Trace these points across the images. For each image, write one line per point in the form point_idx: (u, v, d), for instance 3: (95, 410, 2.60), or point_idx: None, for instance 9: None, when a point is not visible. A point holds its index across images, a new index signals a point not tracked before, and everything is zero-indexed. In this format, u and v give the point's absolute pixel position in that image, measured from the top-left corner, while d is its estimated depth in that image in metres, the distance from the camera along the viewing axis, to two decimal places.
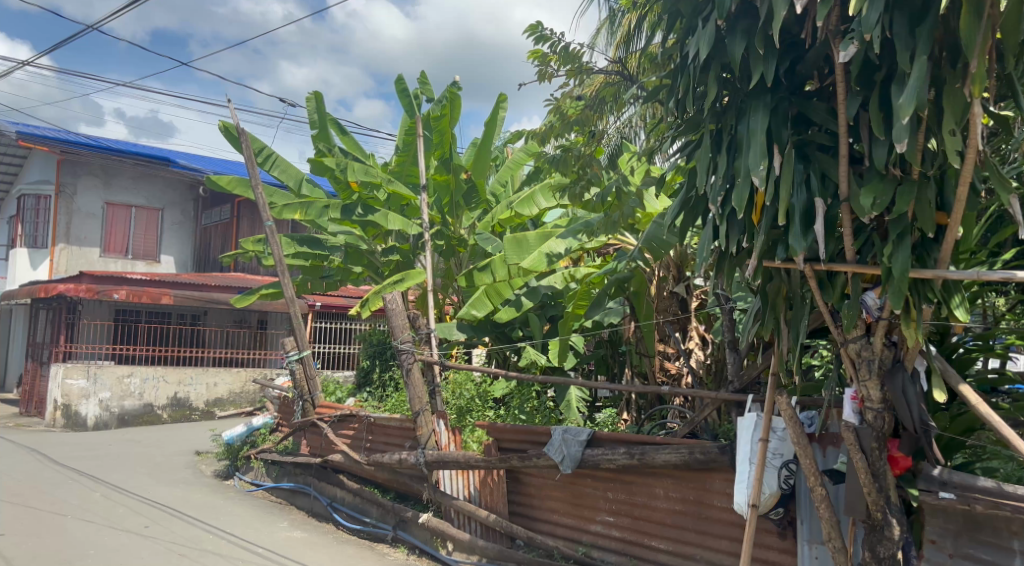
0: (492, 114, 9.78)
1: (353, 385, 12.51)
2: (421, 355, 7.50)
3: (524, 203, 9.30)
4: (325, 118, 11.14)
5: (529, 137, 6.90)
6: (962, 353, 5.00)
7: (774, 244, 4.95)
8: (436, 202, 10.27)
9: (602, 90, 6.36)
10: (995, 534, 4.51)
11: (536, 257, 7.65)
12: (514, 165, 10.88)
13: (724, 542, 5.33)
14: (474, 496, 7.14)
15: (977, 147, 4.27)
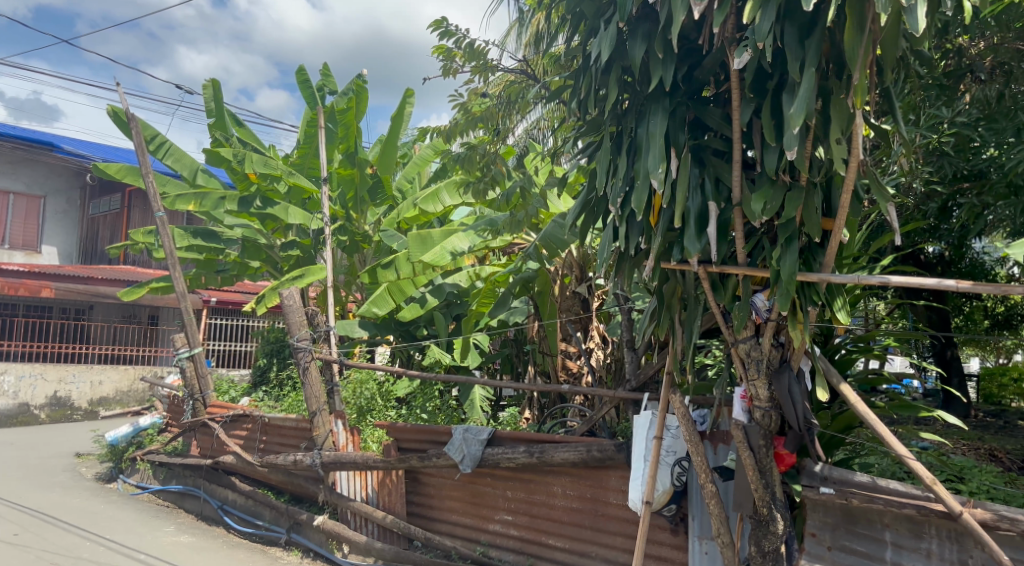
0: (400, 109, 9.67)
1: (248, 384, 12.15)
2: (320, 354, 7.30)
3: (428, 199, 9.22)
4: (223, 107, 10.77)
5: (433, 134, 6.83)
6: (843, 355, 5.24)
7: (670, 246, 5.04)
8: (340, 196, 10.18)
9: (509, 89, 6.34)
10: (870, 526, 4.75)
11: (440, 252, 7.60)
12: (421, 161, 10.81)
13: (618, 539, 5.40)
14: (372, 496, 7.02)
15: (858, 157, 4.46)
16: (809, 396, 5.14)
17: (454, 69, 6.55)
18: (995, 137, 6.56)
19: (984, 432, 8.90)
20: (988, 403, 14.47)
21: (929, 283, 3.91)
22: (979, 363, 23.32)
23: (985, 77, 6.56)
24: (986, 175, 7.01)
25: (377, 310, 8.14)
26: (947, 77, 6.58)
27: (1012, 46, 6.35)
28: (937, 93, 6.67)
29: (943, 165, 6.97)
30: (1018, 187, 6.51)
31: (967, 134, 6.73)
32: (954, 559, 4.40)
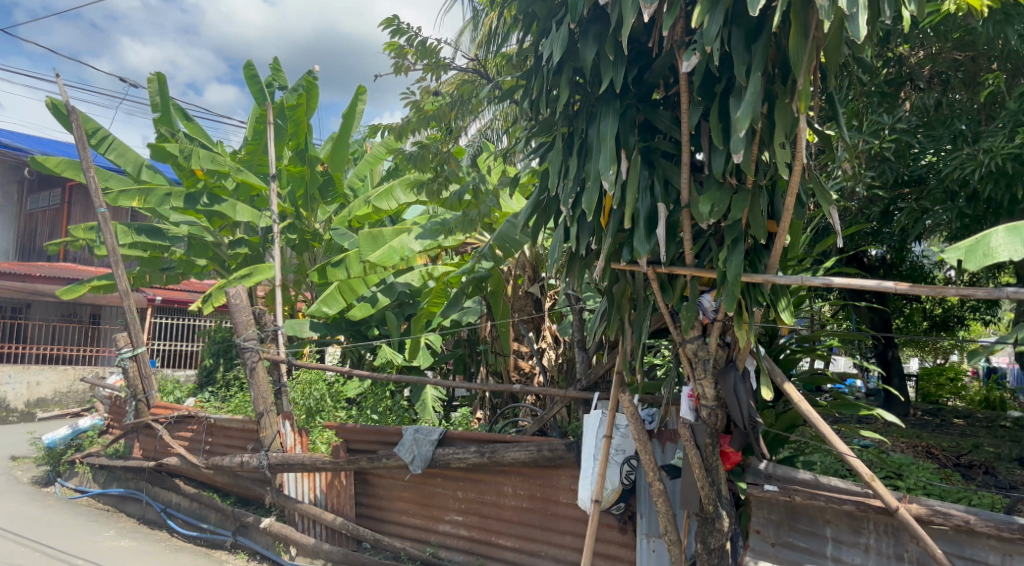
0: (352, 106, 9.54)
1: (194, 385, 11.91)
2: (268, 354, 7.19)
3: (381, 196, 9.24)
4: (168, 101, 10.54)
5: (386, 132, 6.77)
6: (787, 355, 5.33)
7: (620, 247, 5.07)
8: (289, 194, 10.00)
9: (461, 89, 6.34)
10: (811, 522, 4.84)
11: (389, 251, 7.52)
12: (373, 159, 10.73)
13: (567, 538, 5.43)
14: (320, 498, 6.94)
15: (802, 162, 4.55)
16: (754, 395, 5.23)
17: (405, 66, 6.50)
18: (932, 143, 6.78)
19: (921, 429, 9.19)
20: (926, 402, 14.97)
21: (868, 284, 3.98)
22: (919, 364, 24.15)
23: (924, 85, 6.96)
24: (924, 180, 7.24)
25: (327, 309, 8.05)
26: (890, 84, 6.94)
27: (950, 55, 6.64)
28: (878, 100, 6.97)
29: (884, 171, 7.13)
30: (954, 192, 6.74)
31: (907, 141, 6.78)
32: (891, 553, 4.51)
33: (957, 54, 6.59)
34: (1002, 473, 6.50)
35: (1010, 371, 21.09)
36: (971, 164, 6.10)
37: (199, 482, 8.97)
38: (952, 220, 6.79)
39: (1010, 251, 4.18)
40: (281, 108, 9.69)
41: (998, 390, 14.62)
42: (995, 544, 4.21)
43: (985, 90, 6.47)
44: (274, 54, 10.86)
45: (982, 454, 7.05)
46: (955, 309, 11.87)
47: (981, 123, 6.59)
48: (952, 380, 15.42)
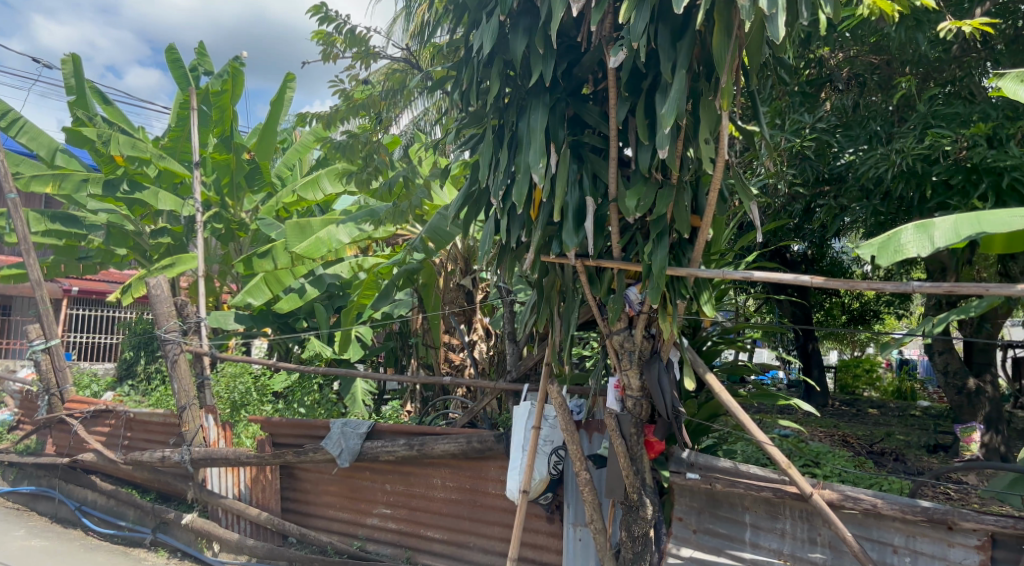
0: (280, 93, 9.37)
1: (114, 379, 11.53)
2: (190, 346, 7.00)
3: (307, 186, 9.12)
4: (84, 83, 10.16)
5: (313, 120, 6.67)
6: (709, 346, 5.47)
7: (550, 240, 5.09)
8: (214, 181, 9.85)
9: (391, 78, 6.25)
10: (731, 509, 4.97)
11: (316, 243, 7.40)
12: (302, 148, 10.54)
13: (496, 529, 5.46)
14: (244, 493, 6.86)
15: (725, 158, 4.63)
16: (679, 385, 5.34)
17: (334, 54, 6.50)
18: (849, 142, 7.09)
19: (836, 419, 9.59)
20: (845, 393, 15.76)
21: (785, 277, 4.08)
22: (837, 356, 25.26)
23: (843, 87, 7.35)
24: (842, 179, 7.45)
25: (253, 301, 8.09)
26: (811, 85, 7.47)
27: (867, 59, 7.12)
28: (800, 100, 7.35)
29: (804, 169, 7.38)
30: (870, 191, 6.97)
31: (826, 139, 7.08)
32: (805, 537, 4.65)
33: (874, 57, 7.06)
34: (910, 460, 6.84)
35: (921, 361, 22.27)
36: (884, 164, 6.41)
37: (117, 478, 8.70)
38: (868, 218, 7.10)
39: (918, 247, 4.47)
40: (205, 94, 9.41)
41: (909, 380, 15.48)
42: (900, 526, 4.42)
43: (898, 92, 6.79)
44: (200, 39, 10.53)
45: (892, 442, 7.42)
46: (871, 303, 12.49)
47: (895, 124, 6.92)
48: (868, 371, 16.21)
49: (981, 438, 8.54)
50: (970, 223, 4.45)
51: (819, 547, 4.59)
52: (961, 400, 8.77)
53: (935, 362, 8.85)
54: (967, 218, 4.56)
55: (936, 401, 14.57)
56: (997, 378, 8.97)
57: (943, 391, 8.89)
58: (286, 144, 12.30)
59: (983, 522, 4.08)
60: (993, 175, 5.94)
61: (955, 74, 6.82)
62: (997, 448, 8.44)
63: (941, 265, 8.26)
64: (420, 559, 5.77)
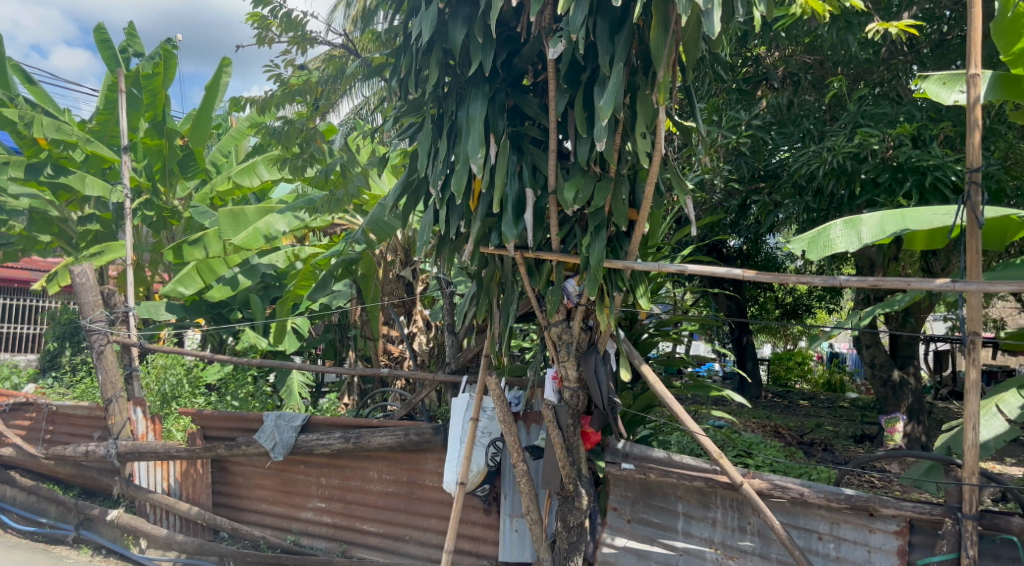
0: (215, 78, 9.18)
1: (38, 371, 11.13)
2: (118, 336, 6.82)
3: (243, 172, 9.16)
4: (5, 62, 9.84)
5: (246, 104, 6.54)
6: (646, 337, 5.60)
7: (489, 231, 5.06)
8: (145, 167, 9.61)
9: (329, 64, 6.15)
10: (664, 499, 5.04)
11: (254, 234, 7.44)
12: (237, 135, 10.35)
13: (432, 521, 5.45)
14: (174, 488, 6.67)
15: (662, 152, 4.68)
16: (615, 377, 5.41)
17: (268, 38, 6.39)
18: (783, 140, 7.25)
19: (769, 411, 9.92)
20: (778, 385, 16.39)
21: (718, 271, 4.07)
22: (772, 349, 26.12)
23: (778, 85, 7.57)
24: (777, 176, 7.73)
25: (184, 290, 8.07)
26: (747, 82, 7.71)
27: (801, 59, 7.40)
28: (736, 97, 7.70)
29: (740, 165, 7.60)
30: (802, 188, 7.21)
31: (761, 136, 7.33)
32: (735, 525, 4.73)
33: (808, 57, 7.35)
34: (838, 450, 7.10)
35: (851, 353, 23.28)
36: (817, 161, 6.60)
37: (39, 474, 8.41)
38: (800, 214, 7.32)
39: (846, 243, 4.62)
40: (135, 76, 9.10)
41: (839, 372, 16.20)
42: (825, 513, 4.55)
43: (830, 91, 7.13)
44: (131, 19, 10.19)
45: (821, 432, 7.69)
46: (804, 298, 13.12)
47: (826, 122, 7.17)
48: (800, 363, 16.88)
49: (905, 428, 8.92)
50: (894, 221, 4.64)
51: (749, 535, 4.66)
52: (886, 391, 9.07)
53: (862, 355, 9.19)
54: (892, 215, 4.75)
55: (863, 393, 15.25)
56: (919, 370, 9.40)
57: (869, 384, 9.13)
58: (221, 128, 12.01)
59: (902, 509, 4.22)
60: (917, 174, 6.18)
61: (883, 76, 7.03)
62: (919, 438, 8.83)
63: (870, 259, 8.65)
64: (355, 552, 5.71)
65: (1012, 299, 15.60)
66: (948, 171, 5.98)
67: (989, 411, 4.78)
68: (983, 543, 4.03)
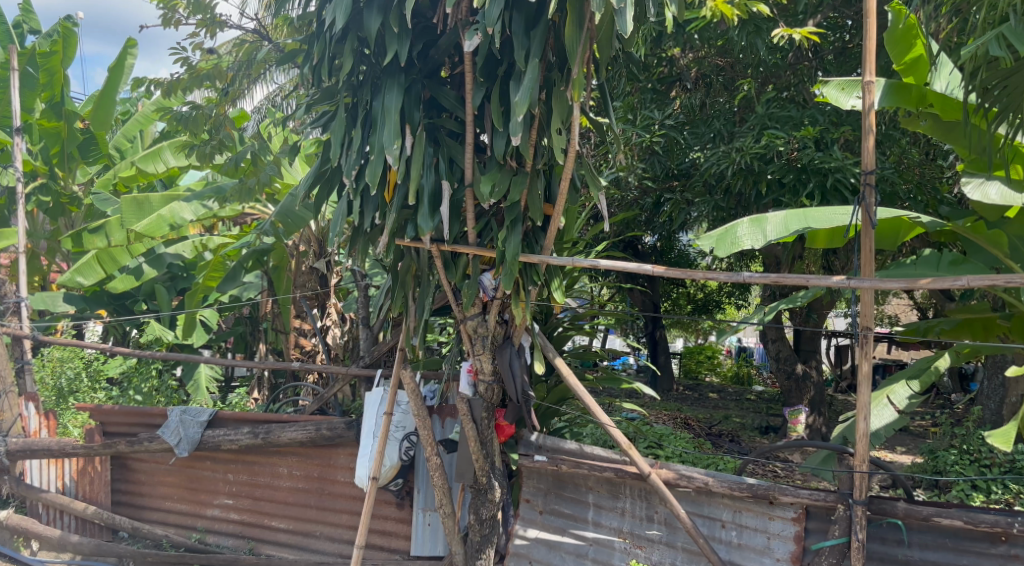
0: (120, 58, 8.86)
1: None
2: (7, 328, 6.49)
3: (146, 158, 8.97)
4: None
5: (151, 87, 6.30)
6: (560, 331, 5.70)
7: (405, 223, 4.94)
8: (41, 150, 9.14)
9: (239, 48, 5.94)
10: (575, 490, 5.10)
11: (157, 221, 7.35)
12: (143, 120, 10.00)
13: (344, 517, 5.39)
14: (70, 487, 6.40)
15: (576, 149, 4.69)
16: (531, 371, 5.46)
17: (175, 20, 6.16)
18: (695, 139, 7.58)
19: (681, 405, 10.26)
20: (690, 378, 17.06)
21: (630, 267, 4.11)
22: (684, 344, 27.01)
23: (691, 86, 7.84)
24: (689, 175, 7.98)
25: (82, 279, 7.95)
26: (662, 83, 7.95)
27: (712, 61, 7.69)
28: (650, 98, 7.90)
29: (653, 163, 7.79)
30: (712, 187, 7.47)
31: (673, 135, 7.56)
32: (643, 515, 4.82)
33: (719, 59, 7.66)
34: (742, 441, 7.40)
35: (758, 347, 24.19)
36: (725, 161, 6.82)
37: None
38: (710, 213, 7.57)
39: (752, 240, 4.79)
40: (31, 54, 8.67)
41: (746, 366, 16.99)
42: (727, 502, 4.70)
43: (740, 93, 7.43)
44: None
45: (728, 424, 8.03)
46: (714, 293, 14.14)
47: (735, 124, 7.47)
48: (709, 357, 17.55)
49: (807, 419, 9.35)
50: (796, 219, 4.87)
51: (656, 524, 4.76)
52: (791, 384, 9.45)
53: (768, 349, 9.50)
54: (795, 214, 4.97)
55: (769, 387, 16.00)
56: (820, 364, 9.87)
57: (775, 377, 9.54)
58: (127, 112, 11.55)
59: (799, 496, 4.38)
60: (819, 176, 6.41)
61: (790, 80, 7.40)
62: (818, 429, 9.29)
63: (776, 256, 9.02)
64: (263, 549, 5.62)
65: (905, 296, 16.57)
66: (848, 173, 6.25)
67: (881, 403, 5.01)
68: (871, 527, 4.21)
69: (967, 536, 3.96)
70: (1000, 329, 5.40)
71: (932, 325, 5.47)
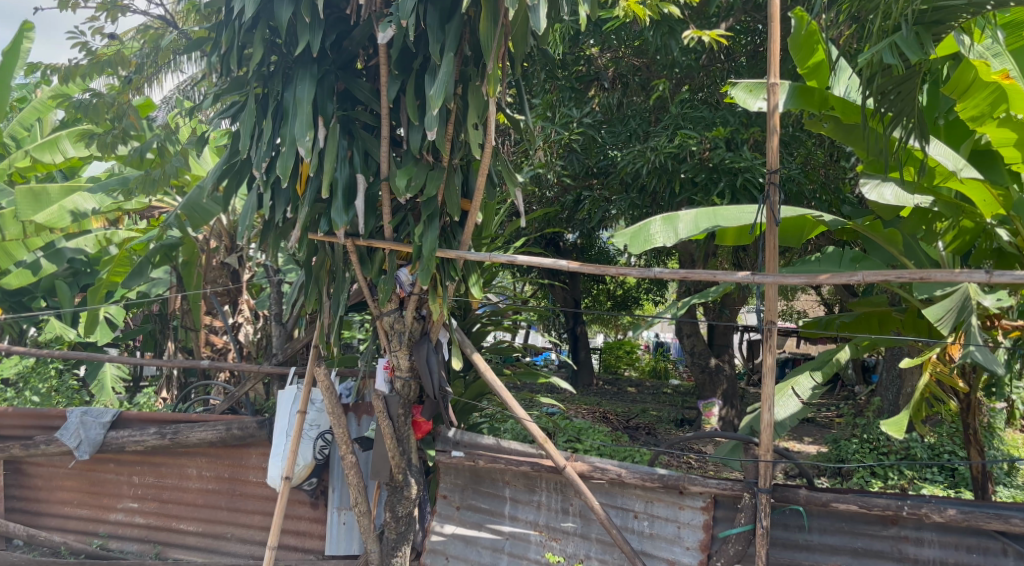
0: (16, 42, 8.45)
1: None
2: None
3: (43, 147, 8.57)
4: None
5: (47, 72, 6.01)
6: (478, 327, 5.74)
7: (318, 218, 4.85)
8: None
9: (143, 33, 5.72)
10: (492, 485, 5.12)
11: (60, 212, 7.37)
12: (42, 107, 9.57)
13: (256, 518, 5.29)
14: None
15: (492, 145, 4.69)
16: (449, 367, 5.47)
17: (73, 2, 5.86)
18: (612, 138, 7.76)
19: (599, 400, 10.51)
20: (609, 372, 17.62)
21: (546, 262, 4.00)
22: (604, 339, 27.69)
23: (608, 85, 8.08)
24: (607, 174, 8.20)
25: None
26: (580, 82, 8.02)
27: (630, 61, 7.94)
28: (569, 96, 8.06)
29: (572, 161, 8.14)
30: (628, 185, 7.70)
31: (591, 134, 7.79)
32: (558, 507, 4.87)
33: (636, 60, 7.91)
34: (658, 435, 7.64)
35: (674, 342, 24.88)
36: (641, 160, 7.01)
37: None
38: (626, 211, 7.76)
39: (664, 237, 4.91)
40: None
41: (663, 360, 17.59)
42: (640, 493, 4.77)
43: (655, 94, 7.63)
44: None
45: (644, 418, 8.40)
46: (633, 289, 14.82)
47: (650, 123, 7.68)
48: (628, 351, 18.11)
49: (721, 412, 9.70)
50: (707, 218, 5.00)
51: (571, 516, 4.81)
52: (704, 377, 9.77)
53: (683, 343, 9.77)
54: (706, 212, 5.10)
55: (685, 380, 16.60)
56: (732, 357, 10.26)
57: (690, 371, 9.82)
58: (24, 97, 11.02)
59: (708, 486, 4.47)
60: (730, 175, 6.68)
61: (703, 82, 7.72)
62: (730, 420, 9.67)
63: (690, 253, 9.31)
64: (170, 553, 5.45)
65: (812, 293, 17.40)
66: (756, 172, 6.45)
67: (785, 393, 5.18)
68: (775, 514, 4.32)
69: (861, 520, 4.11)
70: (893, 324, 5.71)
71: (833, 318, 5.81)
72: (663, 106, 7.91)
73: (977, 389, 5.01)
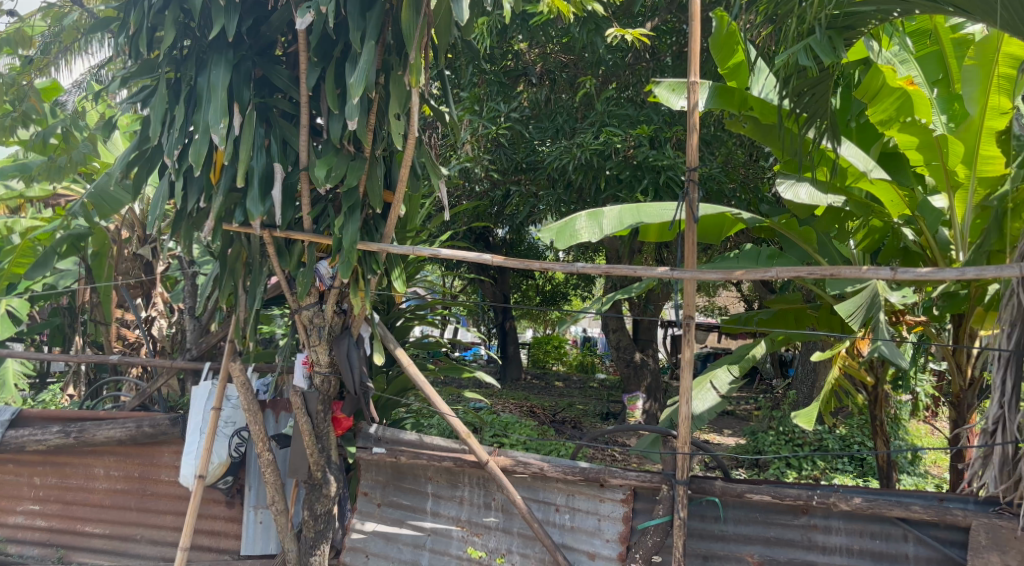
0: None
1: None
2: None
3: None
4: None
5: None
6: (402, 322, 5.66)
7: (233, 208, 4.70)
8: None
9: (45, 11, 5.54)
10: (413, 481, 5.07)
11: None
12: None
13: (168, 518, 5.11)
14: None
15: (415, 136, 4.60)
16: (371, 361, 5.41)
17: None
18: (539, 134, 7.88)
19: (526, 394, 10.59)
20: (539, 366, 17.82)
21: (471, 255, 3.89)
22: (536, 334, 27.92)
23: (536, 81, 8.16)
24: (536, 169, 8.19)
25: None
26: (507, 76, 8.11)
27: (557, 57, 8.11)
28: (496, 90, 8.09)
29: (499, 155, 8.15)
30: (556, 181, 7.76)
31: (517, 129, 7.90)
32: (480, 502, 4.84)
33: (563, 56, 8.11)
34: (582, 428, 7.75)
35: (602, 336, 25.25)
36: (567, 156, 7.07)
37: None
38: (552, 207, 7.84)
39: (589, 232, 4.94)
40: None
41: (591, 354, 17.90)
42: (562, 486, 4.76)
43: (582, 91, 7.76)
44: None
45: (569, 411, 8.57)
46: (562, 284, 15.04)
47: (577, 120, 7.78)
48: (557, 345, 18.40)
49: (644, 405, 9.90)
50: (631, 214, 5.04)
51: (493, 511, 4.79)
52: (630, 371, 9.95)
53: (609, 338, 9.94)
54: (629, 209, 5.12)
55: (613, 374, 16.93)
56: (655, 352, 10.50)
57: (615, 365, 9.99)
58: None
59: (627, 478, 4.51)
60: (653, 173, 6.82)
61: (628, 80, 7.88)
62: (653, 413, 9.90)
63: (616, 250, 9.47)
64: (74, 557, 5.24)
65: (734, 290, 18.00)
66: (679, 170, 6.56)
67: (705, 387, 5.27)
68: (692, 506, 4.37)
69: (773, 509, 4.20)
70: (808, 320, 5.89)
71: (753, 315, 5.89)
72: (589, 103, 8.03)
73: (883, 381, 5.30)
